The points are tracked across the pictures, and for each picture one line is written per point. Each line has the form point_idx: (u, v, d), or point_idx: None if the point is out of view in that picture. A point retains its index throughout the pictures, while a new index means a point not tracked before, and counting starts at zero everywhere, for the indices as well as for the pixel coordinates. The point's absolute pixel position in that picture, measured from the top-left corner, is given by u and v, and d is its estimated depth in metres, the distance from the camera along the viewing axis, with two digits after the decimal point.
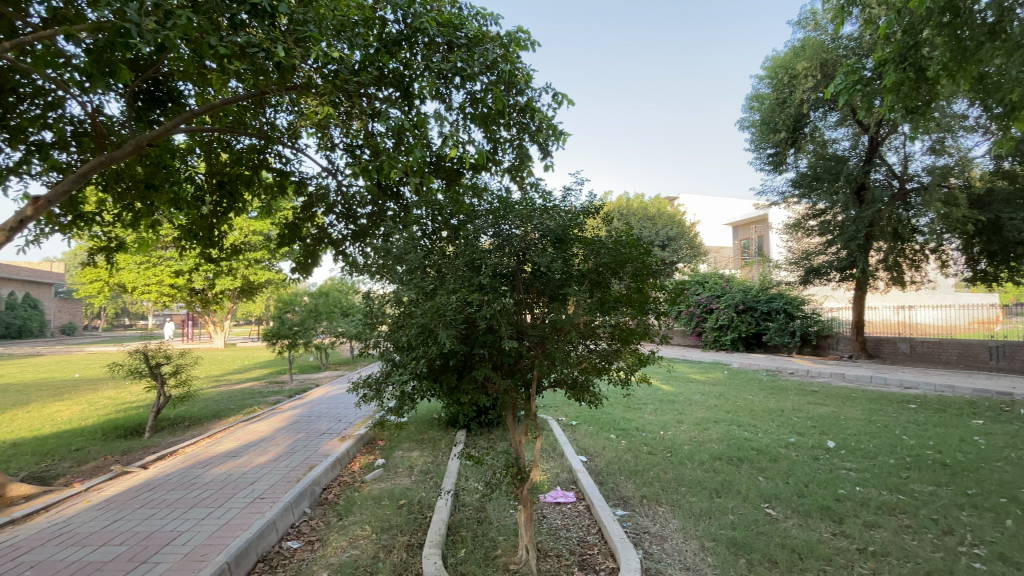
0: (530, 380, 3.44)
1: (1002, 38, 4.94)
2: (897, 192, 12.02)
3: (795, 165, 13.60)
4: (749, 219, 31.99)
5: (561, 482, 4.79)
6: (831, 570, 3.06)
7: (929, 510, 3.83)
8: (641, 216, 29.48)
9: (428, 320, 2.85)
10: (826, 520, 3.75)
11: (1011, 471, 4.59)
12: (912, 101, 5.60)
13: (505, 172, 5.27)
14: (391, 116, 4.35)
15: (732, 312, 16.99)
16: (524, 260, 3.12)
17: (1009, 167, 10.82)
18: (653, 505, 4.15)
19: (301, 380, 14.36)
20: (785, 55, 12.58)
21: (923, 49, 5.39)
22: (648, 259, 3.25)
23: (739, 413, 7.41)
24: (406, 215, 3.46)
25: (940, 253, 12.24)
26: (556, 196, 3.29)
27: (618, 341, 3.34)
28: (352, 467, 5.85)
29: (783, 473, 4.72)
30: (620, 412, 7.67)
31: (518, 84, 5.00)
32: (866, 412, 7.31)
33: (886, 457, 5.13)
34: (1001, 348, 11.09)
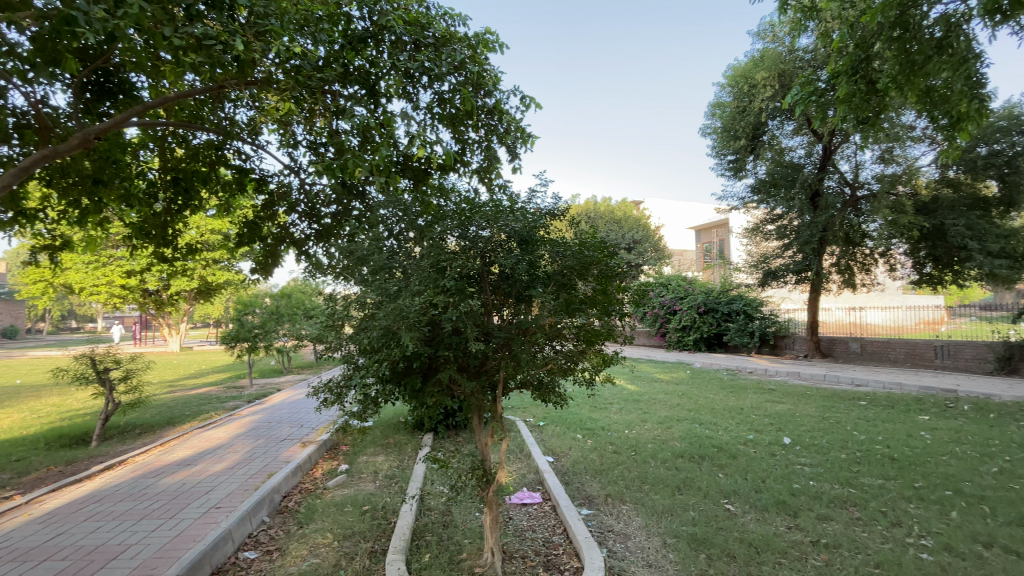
0: (496, 382, 3.43)
1: (948, 52, 5.25)
2: (849, 199, 12.62)
3: (754, 171, 14.10)
4: (712, 224, 33.04)
5: (528, 483, 4.80)
6: (787, 563, 3.17)
7: (877, 503, 4.02)
8: (608, 219, 30.00)
9: (391, 322, 2.80)
10: (782, 514, 3.89)
11: (952, 463, 4.88)
12: (863, 112, 5.88)
13: (473, 173, 5.23)
14: (356, 115, 4.27)
15: (694, 313, 17.46)
16: (491, 262, 3.11)
17: (953, 176, 11.52)
18: (617, 504, 4.21)
19: (262, 384, 13.93)
20: (745, 65, 13.05)
21: (873, 63, 5.67)
22: (612, 262, 3.29)
23: (701, 412, 7.61)
24: (370, 216, 3.40)
25: (888, 257, 12.91)
26: (521, 197, 3.31)
27: (584, 342, 3.37)
28: (314, 473, 5.69)
29: (742, 469, 4.87)
30: (586, 412, 7.76)
31: (486, 86, 4.99)
32: (820, 409, 7.64)
33: (838, 452, 5.36)
34: (945, 347, 11.74)
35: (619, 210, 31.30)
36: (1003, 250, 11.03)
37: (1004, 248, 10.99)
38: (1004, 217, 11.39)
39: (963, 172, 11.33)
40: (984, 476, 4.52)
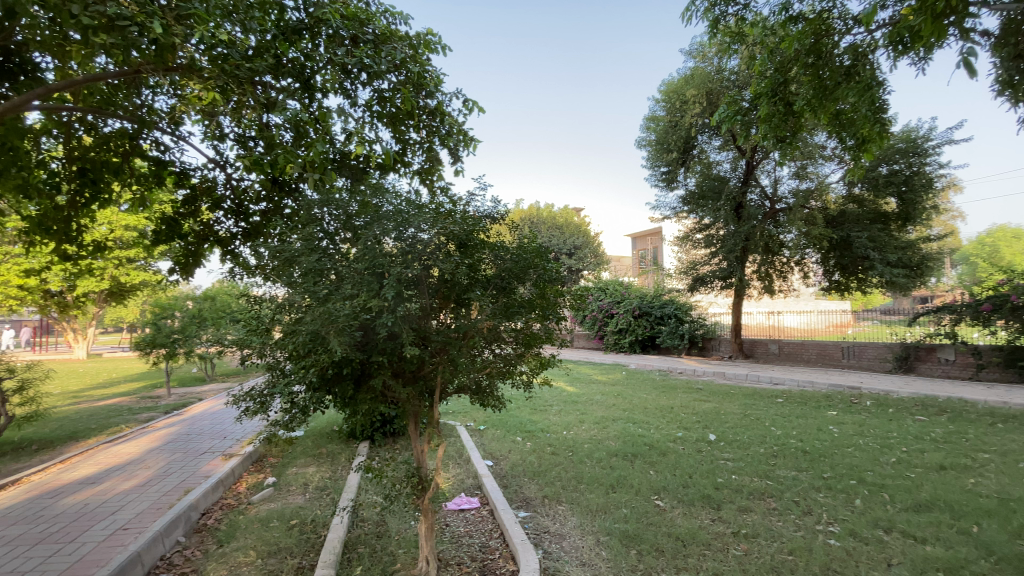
0: (433, 388, 3.38)
1: (856, 79, 5.78)
2: (768, 212, 13.61)
3: (684, 183, 14.90)
4: (647, 232, 34.59)
5: (466, 488, 4.76)
6: (710, 554, 3.34)
7: (792, 494, 4.33)
8: (550, 225, 30.65)
9: (319, 327, 2.69)
10: (707, 508, 4.09)
11: (856, 455, 5.35)
12: (781, 131, 6.33)
13: (414, 174, 5.12)
14: (288, 109, 4.05)
15: (630, 317, 18.17)
16: (429, 266, 3.04)
17: (858, 193, 12.76)
18: (553, 504, 4.27)
19: (182, 394, 12.95)
20: (677, 81, 13.75)
21: (790, 86, 6.16)
22: (550, 266, 3.32)
23: (634, 411, 7.89)
24: (302, 215, 3.24)
25: (803, 266, 13.95)
26: (460, 200, 3.28)
27: (522, 345, 3.41)
28: (238, 488, 5.33)
29: (671, 466, 5.09)
30: (526, 414, 7.82)
31: (427, 86, 4.93)
32: (742, 407, 8.16)
33: (758, 447, 5.75)
34: (852, 348, 12.87)
35: (561, 216, 31.91)
36: (900, 260, 12.29)
37: (900, 259, 12.23)
38: (902, 230, 12.68)
39: (867, 189, 12.55)
40: (883, 466, 4.99)
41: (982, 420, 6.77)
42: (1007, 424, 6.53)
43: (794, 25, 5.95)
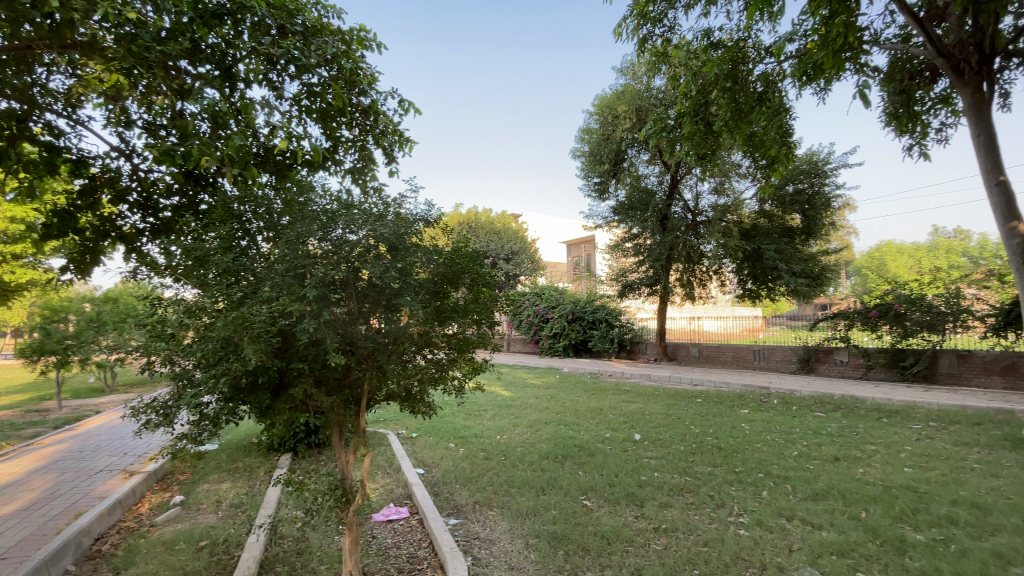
0: (359, 395, 3.30)
1: (767, 104, 6.34)
2: (690, 223, 14.46)
3: (615, 194, 15.54)
4: (581, 239, 35.73)
5: (395, 498, 4.64)
6: (632, 549, 3.48)
7: (707, 489, 4.61)
8: (487, 230, 30.79)
9: (231, 332, 2.52)
10: (632, 505, 4.27)
11: (764, 450, 5.80)
12: (702, 149, 6.77)
13: (346, 173, 4.92)
14: (204, 97, 3.74)
15: (563, 321, 18.63)
16: (358, 268, 2.92)
17: (768, 209, 13.87)
18: (484, 510, 4.27)
19: (76, 407, 11.64)
20: (609, 96, 14.36)
21: (710, 107, 6.60)
22: (483, 270, 3.33)
23: (566, 414, 8.08)
24: (218, 212, 3.03)
25: (720, 275, 14.87)
26: (392, 201, 3.21)
27: (455, 349, 3.39)
28: (139, 509, 4.85)
29: (599, 466, 5.26)
30: (459, 420, 7.77)
31: (360, 84, 4.80)
32: (666, 407, 8.61)
33: (678, 445, 6.08)
34: (761, 351, 13.96)
35: (499, 222, 32.04)
36: (803, 271, 13.50)
37: (803, 270, 13.45)
38: (804, 244, 13.96)
39: (776, 206, 13.69)
40: (787, 459, 5.44)
41: (869, 415, 7.58)
42: (889, 418, 7.37)
43: (714, 52, 6.42)
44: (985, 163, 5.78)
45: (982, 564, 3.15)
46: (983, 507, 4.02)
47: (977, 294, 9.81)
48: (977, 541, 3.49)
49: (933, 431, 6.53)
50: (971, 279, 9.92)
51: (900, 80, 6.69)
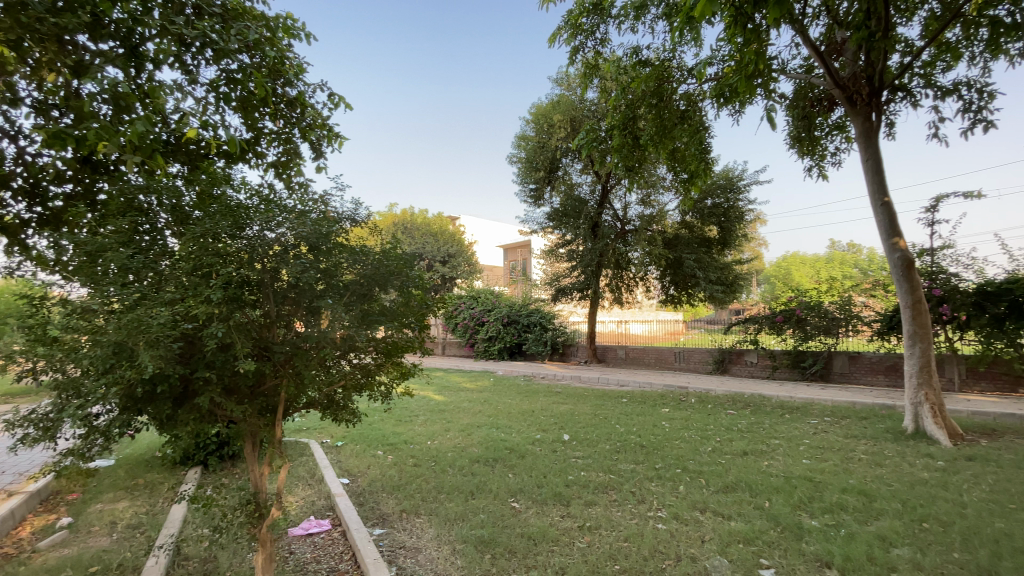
0: (275, 403, 3.15)
1: (688, 122, 6.79)
2: (619, 232, 15.09)
3: (550, 201, 15.90)
4: (518, 244, 36.32)
5: (317, 510, 4.44)
6: (557, 549, 3.55)
7: (630, 485, 4.82)
8: (423, 232, 30.41)
9: (124, 338, 2.30)
10: (558, 505, 4.35)
11: (682, 446, 6.16)
12: (630, 161, 7.09)
13: (268, 167, 4.66)
14: (102, 77, 3.36)
15: (499, 325, 18.72)
16: (276, 269, 2.78)
17: (689, 220, 14.77)
18: (411, 518, 4.18)
19: None
20: (546, 105, 14.73)
21: (638, 122, 6.95)
22: (414, 273, 3.26)
23: (498, 417, 8.13)
24: (117, 203, 2.75)
25: (646, 281, 15.58)
26: (315, 200, 3.09)
27: (382, 355, 3.29)
28: (18, 533, 4.27)
29: (528, 467, 5.34)
30: (390, 426, 7.58)
31: (286, 73, 4.54)
32: (594, 407, 8.91)
33: (604, 444, 6.31)
34: (682, 352, 14.83)
35: (435, 223, 31.61)
36: (719, 278, 14.48)
37: (719, 277, 14.43)
38: (721, 254, 14.97)
39: (696, 217, 14.64)
40: (702, 455, 5.80)
41: (774, 412, 8.28)
42: (791, 414, 8.08)
43: (643, 69, 6.77)
44: (870, 187, 6.60)
45: (867, 545, 3.52)
46: (868, 494, 4.50)
47: (866, 302, 10.87)
48: (863, 525, 3.89)
49: (827, 425, 7.24)
50: (861, 288, 11.03)
51: (803, 107, 7.39)
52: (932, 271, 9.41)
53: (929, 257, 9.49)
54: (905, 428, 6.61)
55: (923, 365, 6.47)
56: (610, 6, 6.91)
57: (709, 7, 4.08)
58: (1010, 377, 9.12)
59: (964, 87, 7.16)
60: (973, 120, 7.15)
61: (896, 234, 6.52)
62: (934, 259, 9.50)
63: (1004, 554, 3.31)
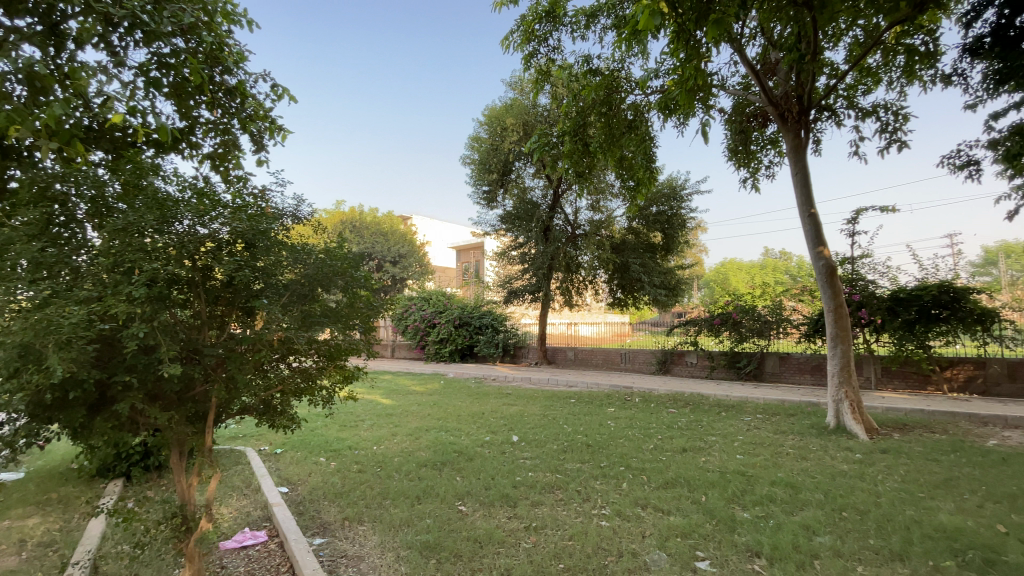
0: (206, 411, 2.98)
1: (635, 132, 7.04)
2: (570, 236, 15.37)
3: (502, 204, 15.98)
4: (471, 245, 36.24)
5: (252, 521, 4.22)
6: (503, 551, 3.56)
7: (575, 484, 4.91)
8: (374, 232, 29.75)
9: (31, 339, 2.09)
10: (505, 507, 4.37)
11: (627, 444, 6.35)
12: (580, 167, 7.24)
13: (203, 158, 4.38)
14: (15, 54, 3.02)
15: (450, 327, 18.57)
16: (209, 267, 2.63)
17: (635, 226, 15.22)
18: (354, 525, 4.06)
19: None
20: (499, 108, 14.81)
21: (588, 129, 7.12)
22: (359, 273, 3.17)
23: (447, 419, 8.06)
24: (28, 193, 2.51)
25: (595, 284, 15.88)
26: (252, 195, 2.99)
27: (325, 358, 3.17)
28: None
29: (476, 470, 5.32)
30: (334, 432, 7.33)
31: (224, 61, 4.29)
32: (543, 408, 9.01)
33: (552, 444, 6.39)
34: (627, 353, 15.30)
35: (386, 222, 30.87)
36: (662, 282, 15.08)
37: (663, 281, 15.03)
38: (664, 259, 15.53)
39: (642, 224, 15.13)
40: (645, 452, 6.00)
41: (712, 410, 8.69)
42: (727, 412, 8.52)
43: (593, 78, 6.96)
44: (798, 200, 7.07)
45: (793, 534, 3.76)
46: (794, 485, 4.82)
47: (795, 306, 11.55)
48: (789, 515, 4.16)
49: (759, 422, 7.68)
50: (791, 293, 11.67)
51: (740, 121, 7.85)
52: (852, 278, 10.26)
53: (849, 265, 10.33)
54: (828, 424, 7.13)
55: (844, 365, 6.98)
56: (562, 14, 7.04)
57: (652, 20, 4.25)
58: (918, 376, 10.01)
59: (882, 109, 7.83)
60: (888, 139, 7.84)
61: (822, 243, 7.02)
62: (855, 267, 10.32)
63: (912, 539, 3.63)
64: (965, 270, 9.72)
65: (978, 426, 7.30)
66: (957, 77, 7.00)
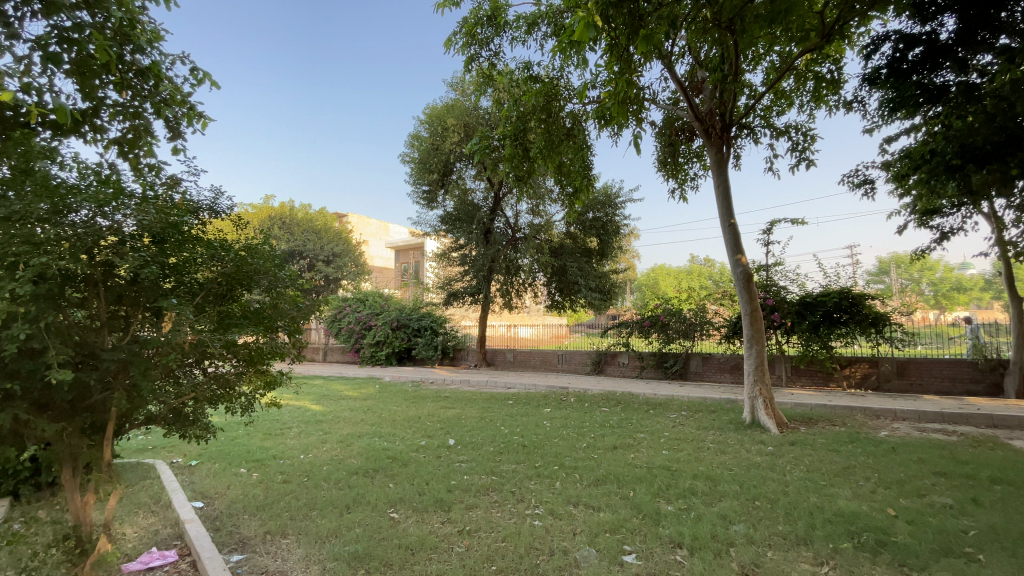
0: (104, 421, 2.72)
1: (573, 140, 7.25)
2: (510, 239, 15.52)
3: (443, 204, 15.83)
4: (409, 245, 35.60)
5: (160, 540, 3.88)
6: (435, 557, 3.51)
7: (510, 485, 4.95)
8: (307, 229, 28.47)
9: None
10: (439, 511, 4.32)
11: (561, 444, 6.49)
12: (519, 171, 7.30)
13: (110, 144, 3.97)
14: None
15: (387, 329, 18.05)
16: (112, 264, 2.41)
17: (573, 231, 15.62)
18: (276, 539, 3.85)
19: None
20: (440, 108, 14.70)
21: (528, 134, 7.21)
22: (282, 273, 3.04)
23: (381, 424, 7.84)
24: None
25: (534, 287, 16.08)
26: (163, 184, 2.78)
27: (245, 362, 2.99)
28: None
29: (410, 476, 5.21)
30: (257, 441, 6.90)
31: (137, 39, 3.90)
32: (480, 411, 9.00)
33: (488, 446, 6.40)
34: (564, 355, 15.65)
35: (320, 219, 29.60)
36: (598, 286, 15.58)
37: (598, 285, 15.53)
38: (600, 264, 16.04)
39: (579, 229, 15.54)
40: (578, 451, 6.15)
41: (641, 408, 9.07)
42: (655, 410, 8.93)
43: (533, 84, 7.09)
44: (720, 211, 7.56)
45: (711, 524, 4.01)
46: (713, 478, 5.13)
47: (717, 309, 12.32)
48: (709, 506, 4.43)
49: (684, 419, 8.12)
50: (714, 297, 12.46)
51: (669, 135, 8.29)
52: (767, 284, 11.12)
53: (765, 273, 11.18)
54: (744, 419, 7.67)
55: (758, 364, 7.53)
56: (504, 20, 7.10)
57: (587, 32, 4.38)
58: (822, 374, 10.97)
59: (793, 130, 8.54)
60: (799, 157, 8.57)
61: (740, 251, 7.56)
62: (769, 274, 11.19)
63: (816, 524, 3.98)
64: (863, 278, 10.84)
65: (871, 419, 8.14)
66: (857, 104, 7.80)
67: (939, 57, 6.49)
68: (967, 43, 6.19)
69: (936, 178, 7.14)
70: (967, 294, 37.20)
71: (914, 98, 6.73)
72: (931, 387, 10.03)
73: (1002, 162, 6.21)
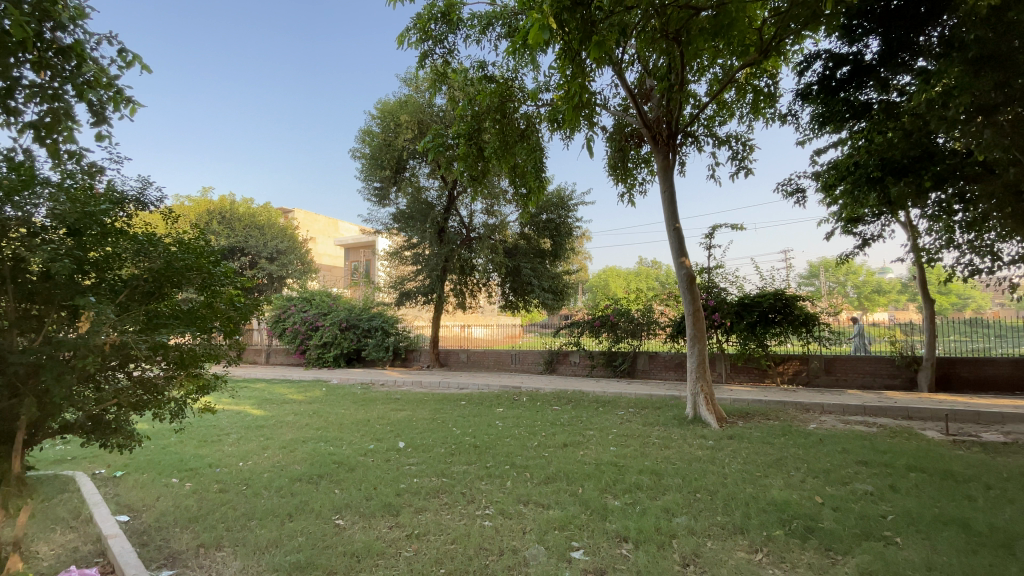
0: (13, 431, 2.47)
1: (527, 141, 7.30)
2: (464, 239, 15.47)
3: (395, 202, 15.53)
4: (359, 243, 34.65)
5: (79, 558, 3.57)
6: (381, 563, 3.43)
7: (460, 487, 4.91)
8: (248, 224, 27.07)
9: None
10: (387, 516, 4.23)
11: (512, 443, 6.51)
12: (474, 170, 7.25)
13: (24, 128, 3.59)
14: None
15: (335, 329, 17.45)
16: (21, 257, 2.22)
17: (526, 232, 15.73)
18: (211, 552, 3.64)
19: None
20: (392, 103, 14.42)
21: (483, 134, 7.18)
22: (216, 270, 2.85)
23: (327, 429, 7.57)
24: None
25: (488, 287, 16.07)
26: (85, 173, 2.59)
27: (175, 364, 2.80)
28: None
29: (357, 481, 5.07)
30: (191, 449, 6.48)
31: (57, 15, 3.56)
32: (431, 412, 8.87)
33: (438, 448, 6.32)
34: (517, 355, 15.72)
35: (263, 214, 28.23)
36: (551, 286, 15.75)
37: (551, 285, 15.71)
38: (553, 265, 16.22)
39: (533, 230, 15.69)
40: (528, 450, 6.19)
41: (591, 406, 9.25)
42: (605, 408, 9.13)
43: (488, 84, 7.08)
44: (665, 215, 7.85)
45: (656, 518, 4.15)
46: (658, 473, 5.31)
47: (663, 309, 12.75)
48: (653, 500, 4.58)
49: (631, 416, 8.36)
50: (660, 298, 12.90)
51: (619, 140, 8.53)
52: (708, 285, 11.64)
53: (707, 275, 11.69)
54: (687, 415, 7.98)
55: (700, 362, 7.86)
56: (458, 18, 7.05)
57: (542, 34, 4.43)
58: (758, 370, 11.60)
59: (733, 139, 8.99)
60: (739, 166, 9.01)
61: (683, 254, 7.87)
62: (711, 276, 11.72)
63: (751, 513, 4.20)
64: (795, 281, 11.57)
65: (801, 413, 8.70)
66: (791, 117, 8.32)
67: (864, 76, 7.01)
68: (889, 64, 6.66)
69: (859, 189, 7.64)
70: (886, 296, 40.48)
71: (841, 113, 7.32)
72: (855, 382, 10.87)
73: (916, 175, 6.93)
